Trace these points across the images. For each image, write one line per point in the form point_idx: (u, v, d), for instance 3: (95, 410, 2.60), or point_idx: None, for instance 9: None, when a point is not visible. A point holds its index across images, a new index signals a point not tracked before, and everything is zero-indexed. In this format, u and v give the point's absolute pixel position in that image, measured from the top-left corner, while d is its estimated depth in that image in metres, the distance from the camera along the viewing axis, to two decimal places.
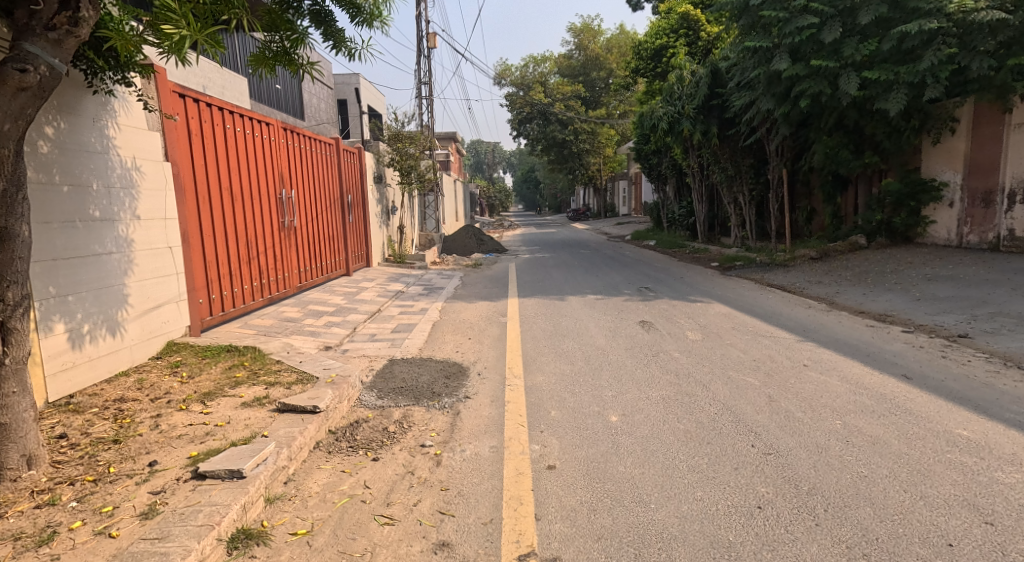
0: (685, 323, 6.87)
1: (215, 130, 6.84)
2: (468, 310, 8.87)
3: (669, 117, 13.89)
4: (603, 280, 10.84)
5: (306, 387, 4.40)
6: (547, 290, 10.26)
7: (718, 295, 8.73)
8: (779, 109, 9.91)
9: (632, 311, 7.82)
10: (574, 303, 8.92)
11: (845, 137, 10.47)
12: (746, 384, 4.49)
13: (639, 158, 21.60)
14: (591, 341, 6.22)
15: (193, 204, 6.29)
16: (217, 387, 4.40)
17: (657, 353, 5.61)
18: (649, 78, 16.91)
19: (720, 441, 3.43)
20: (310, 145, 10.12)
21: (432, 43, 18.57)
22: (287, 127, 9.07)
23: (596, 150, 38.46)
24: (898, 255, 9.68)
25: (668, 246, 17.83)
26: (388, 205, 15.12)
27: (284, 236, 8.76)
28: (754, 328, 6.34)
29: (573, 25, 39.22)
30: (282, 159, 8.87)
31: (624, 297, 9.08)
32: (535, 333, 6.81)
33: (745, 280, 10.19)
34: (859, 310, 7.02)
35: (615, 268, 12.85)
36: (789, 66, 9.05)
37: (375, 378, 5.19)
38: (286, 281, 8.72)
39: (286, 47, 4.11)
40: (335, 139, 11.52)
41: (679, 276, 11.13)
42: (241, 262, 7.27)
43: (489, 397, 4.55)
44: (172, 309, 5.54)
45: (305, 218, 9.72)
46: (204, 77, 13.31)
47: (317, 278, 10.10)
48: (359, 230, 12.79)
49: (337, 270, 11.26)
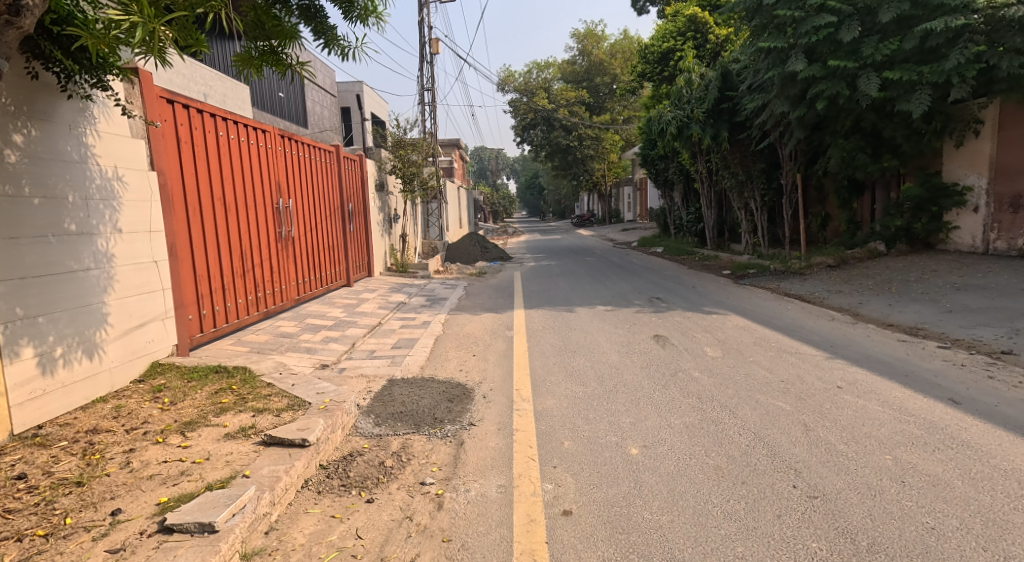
0: (702, 337, 6.50)
1: (207, 138, 6.52)
2: (473, 322, 8.51)
3: (677, 122, 13.50)
4: (612, 290, 10.48)
5: (297, 415, 4.04)
6: (554, 300, 9.90)
7: (734, 306, 8.35)
8: (795, 111, 9.55)
9: (645, 324, 7.46)
10: (583, 315, 8.56)
11: (863, 140, 10.11)
12: (776, 409, 4.12)
13: (645, 163, 21.26)
14: (604, 358, 5.86)
15: (182, 216, 5.96)
16: (201, 415, 4.05)
17: (675, 372, 5.25)
18: (656, 82, 16.58)
19: (756, 480, 3.08)
20: (308, 152, 9.78)
21: (434, 49, 18.30)
22: (284, 134, 8.72)
23: (601, 155, 38.18)
24: (921, 263, 9.29)
25: (676, 253, 17.44)
26: (390, 213, 14.79)
27: (281, 247, 8.42)
28: (777, 343, 5.96)
29: (577, 31, 38.97)
30: (280, 167, 8.55)
31: (635, 308, 8.71)
32: (543, 349, 6.45)
33: (760, 289, 9.82)
34: (886, 323, 6.64)
35: (623, 276, 12.50)
36: (806, 67, 8.70)
37: (372, 401, 4.84)
38: (283, 294, 8.38)
39: (273, 45, 3.77)
40: (335, 146, 11.21)
41: (691, 285, 10.76)
42: (234, 275, 6.93)
43: (496, 424, 4.20)
44: (158, 328, 5.19)
45: (302, 228, 9.37)
46: (204, 84, 13.08)
47: (315, 289, 9.75)
48: (360, 239, 12.45)
49: (337, 280, 10.91)
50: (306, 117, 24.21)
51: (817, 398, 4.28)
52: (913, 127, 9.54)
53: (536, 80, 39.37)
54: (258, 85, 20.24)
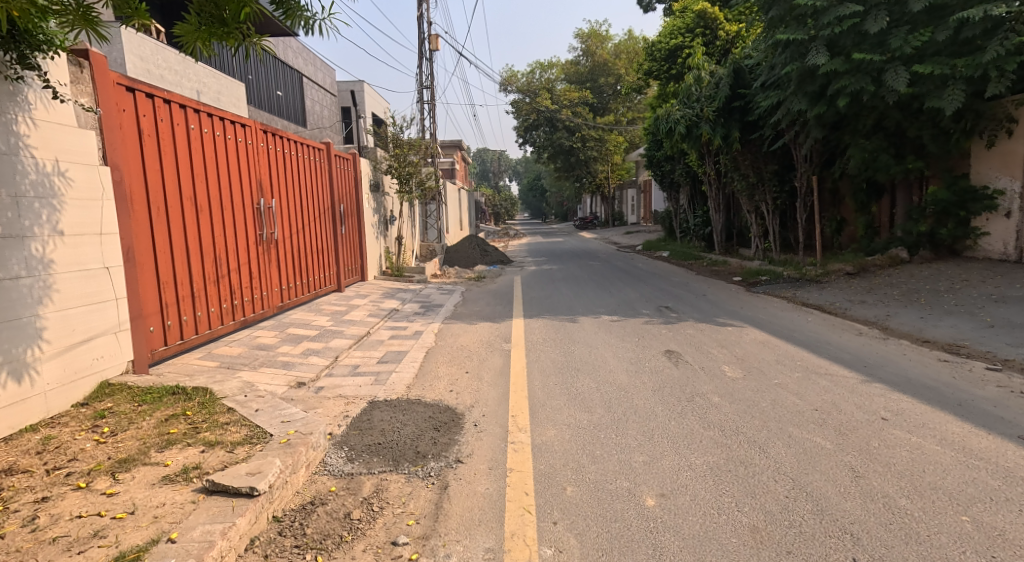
0: (720, 353, 5.90)
1: (178, 131, 5.96)
2: (468, 332, 7.91)
3: (686, 121, 12.84)
4: (618, 298, 9.87)
5: (253, 451, 3.45)
6: (556, 308, 9.30)
7: (749, 317, 7.74)
8: (814, 110, 8.97)
9: (655, 337, 6.86)
10: (586, 325, 7.97)
11: (885, 140, 9.51)
12: (814, 446, 3.52)
13: (650, 165, 20.71)
14: (611, 378, 5.27)
15: (144, 217, 5.39)
16: (142, 450, 3.46)
17: (692, 395, 4.66)
18: (663, 81, 15.97)
19: (803, 550, 2.50)
20: (294, 150, 9.18)
21: (434, 45, 17.75)
22: (265, 129, 8.13)
23: (604, 157, 37.64)
24: (949, 271, 8.68)
25: (683, 258, 16.82)
26: (386, 214, 14.25)
27: (262, 250, 7.84)
28: (804, 362, 5.36)
29: (581, 30, 38.48)
30: (263, 165, 8.02)
31: (643, 318, 8.11)
32: (543, 365, 5.86)
33: (775, 298, 9.21)
34: (922, 339, 6.03)
35: (629, 283, 11.90)
36: (828, 60, 8.10)
37: (348, 430, 4.26)
38: (265, 301, 7.81)
39: (225, 17, 3.16)
40: (326, 144, 10.67)
41: (701, 293, 10.15)
42: (206, 282, 6.36)
43: (487, 463, 3.61)
44: (108, 342, 4.61)
45: (287, 230, 8.79)
46: (197, 81, 12.55)
47: (301, 295, 9.16)
48: (353, 241, 11.90)
49: (326, 286, 10.33)
50: (305, 116, 23.73)
51: (861, 432, 3.67)
52: (941, 126, 8.94)
53: (540, 80, 38.88)
54: (255, 84, 19.76)
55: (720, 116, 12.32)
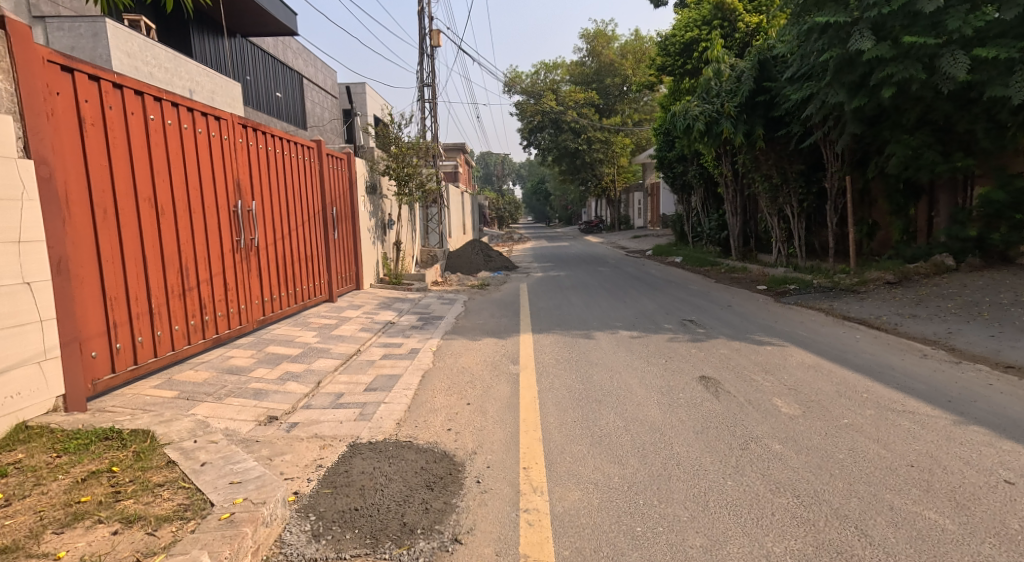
0: (766, 381, 5.03)
1: (133, 121, 5.12)
2: (471, 350, 7.05)
3: (706, 117, 11.93)
4: (635, 309, 9.01)
5: (180, 535, 2.60)
6: (567, 321, 8.43)
7: (788, 334, 6.85)
8: (853, 101, 8.15)
9: (684, 359, 5.99)
10: (602, 343, 7.09)
11: (931, 136, 8.66)
12: (928, 524, 2.66)
13: (661, 166, 19.91)
14: (641, 414, 4.42)
15: (87, 222, 4.54)
16: (33, 531, 2.60)
17: (745, 440, 3.78)
18: (677, 77, 15.08)
19: None
20: (280, 147, 8.36)
21: (436, 41, 16.99)
22: (245, 123, 7.29)
23: (611, 159, 36.80)
24: (1007, 280, 7.78)
25: (697, 264, 15.93)
26: (383, 218, 13.43)
27: (241, 258, 7.00)
28: (871, 394, 4.48)
29: (586, 31, 37.83)
30: (242, 164, 7.20)
31: (667, 334, 7.24)
32: (558, 396, 4.99)
33: (810, 311, 8.34)
34: (1000, 363, 5.16)
35: (645, 291, 11.03)
36: (873, 46, 7.29)
37: (318, 488, 3.40)
38: (242, 315, 6.97)
39: None
40: (316, 142, 9.83)
41: (726, 304, 9.27)
42: (169, 297, 5.52)
43: (493, 546, 2.76)
44: (28, 375, 3.77)
45: (271, 236, 7.95)
46: (189, 80, 11.75)
47: (287, 307, 8.32)
48: (347, 247, 11.06)
49: (317, 296, 9.50)
50: (306, 118, 22.99)
51: (987, 504, 2.79)
52: (995, 119, 8.05)
53: (544, 81, 38.16)
54: (253, 86, 19.31)
55: (743, 111, 11.44)
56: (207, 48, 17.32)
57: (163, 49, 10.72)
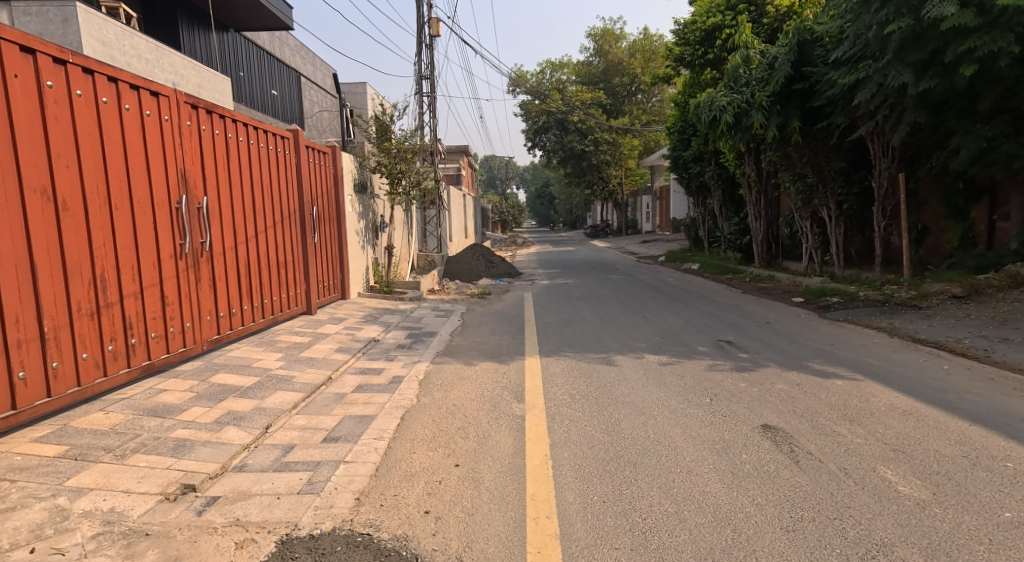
0: (857, 436, 3.76)
1: (17, 87, 3.88)
2: (466, 379, 5.80)
3: (734, 108, 10.70)
4: (659, 327, 7.73)
5: None
6: (580, 341, 7.16)
7: (854, 363, 5.59)
8: (922, 83, 7.02)
9: (735, 399, 4.72)
10: (625, 372, 5.82)
11: (1011, 124, 7.39)
12: None
13: (676, 167, 18.71)
14: (696, 492, 3.16)
15: None
16: None
17: (866, 549, 2.52)
18: (695, 69, 13.87)
19: None
20: (243, 136, 7.08)
21: (435, 31, 15.81)
22: (194, 103, 6.02)
23: (618, 161, 35.56)
24: None
25: (717, 272, 14.69)
26: (374, 220, 12.17)
27: (185, 266, 5.73)
28: (1019, 464, 3.22)
29: (593, 30, 36.73)
30: (193, 151, 5.97)
31: (704, 362, 5.96)
32: (578, 456, 3.74)
33: (868, 332, 7.06)
34: None
35: (665, 304, 9.77)
36: (958, 12, 6.17)
37: None
38: (188, 336, 5.71)
39: None
40: (293, 132, 8.60)
41: (765, 321, 7.99)
42: (75, 317, 4.29)
43: None
44: None
45: (231, 239, 6.69)
46: (172, 73, 10.27)
47: (251, 324, 7.05)
48: (330, 253, 9.81)
49: (291, 309, 8.24)
50: (305, 119, 21.59)
51: None
52: None
53: (550, 81, 36.97)
54: (249, 82, 18.14)
55: (776, 102, 10.22)
56: (199, 42, 16.18)
57: (144, 38, 9.31)
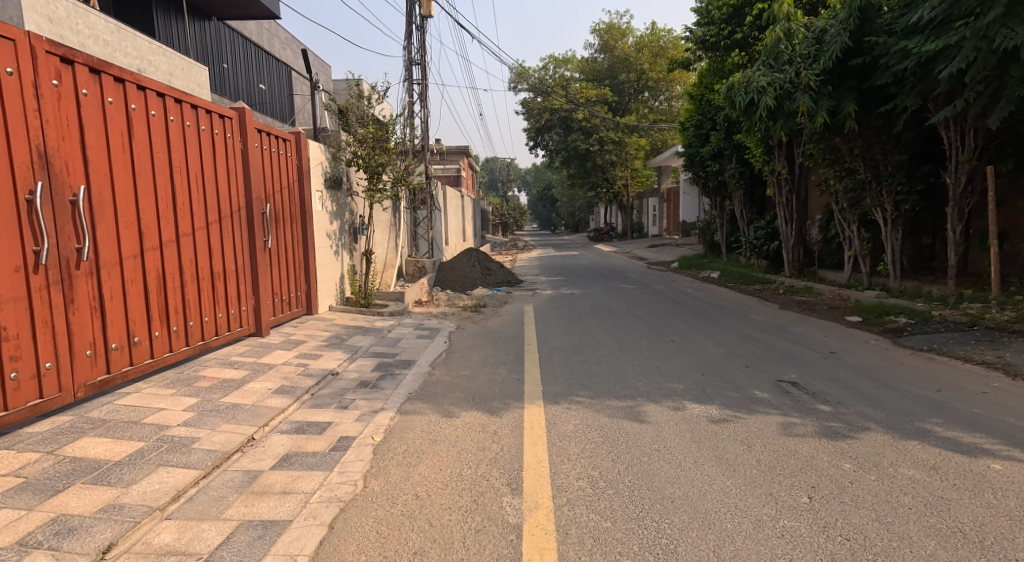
0: None
1: None
2: (441, 443, 4.11)
3: (776, 89, 9.05)
4: (695, 359, 6.04)
5: None
6: (596, 380, 5.46)
7: (995, 428, 3.91)
8: None
9: (847, 499, 3.03)
10: (664, 434, 4.10)
11: None
12: None
13: (692, 164, 17.04)
14: None
15: None
16: None
17: None
18: (721, 50, 12.20)
19: None
20: (157, 107, 5.38)
21: (428, 11, 14.19)
22: (69, 55, 4.33)
23: (625, 163, 33.68)
24: None
25: (742, 281, 13.00)
26: (350, 221, 10.48)
27: (46, 283, 4.03)
28: None
29: (597, 25, 35.18)
30: (64, 122, 4.26)
31: (773, 420, 4.26)
32: None
33: (976, 369, 5.38)
34: None
35: (694, 324, 8.07)
36: None
37: None
38: (55, 379, 4.06)
39: None
40: (239, 111, 6.92)
41: (830, 351, 6.28)
42: None
43: None
44: None
45: (133, 244, 4.97)
46: None
47: (165, 356, 5.34)
48: (289, 260, 8.10)
49: (229, 332, 6.52)
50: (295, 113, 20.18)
51: None
52: None
53: (553, 77, 35.30)
54: (234, 75, 16.51)
55: (826, 82, 8.65)
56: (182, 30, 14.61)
57: (101, 14, 7.54)
